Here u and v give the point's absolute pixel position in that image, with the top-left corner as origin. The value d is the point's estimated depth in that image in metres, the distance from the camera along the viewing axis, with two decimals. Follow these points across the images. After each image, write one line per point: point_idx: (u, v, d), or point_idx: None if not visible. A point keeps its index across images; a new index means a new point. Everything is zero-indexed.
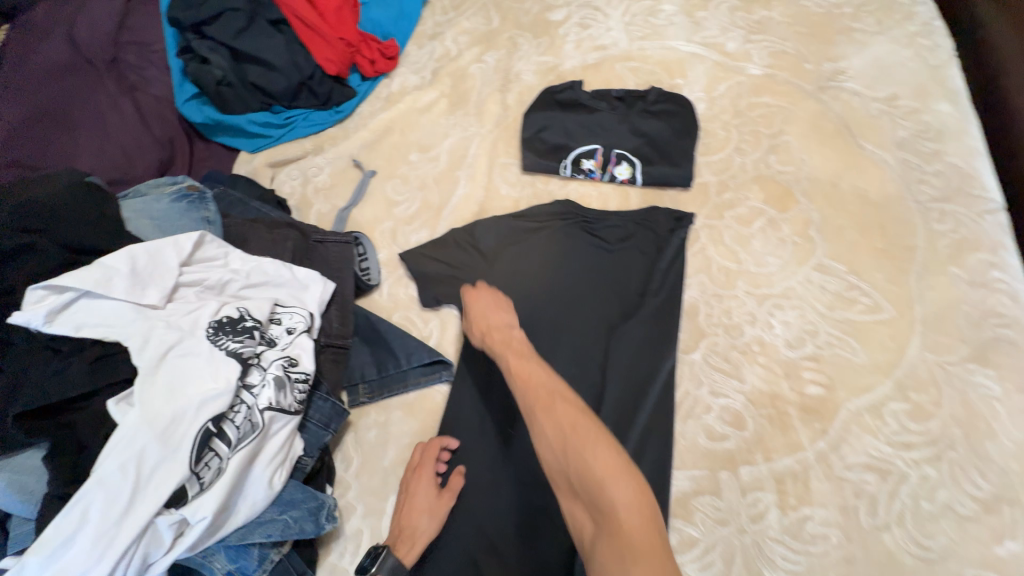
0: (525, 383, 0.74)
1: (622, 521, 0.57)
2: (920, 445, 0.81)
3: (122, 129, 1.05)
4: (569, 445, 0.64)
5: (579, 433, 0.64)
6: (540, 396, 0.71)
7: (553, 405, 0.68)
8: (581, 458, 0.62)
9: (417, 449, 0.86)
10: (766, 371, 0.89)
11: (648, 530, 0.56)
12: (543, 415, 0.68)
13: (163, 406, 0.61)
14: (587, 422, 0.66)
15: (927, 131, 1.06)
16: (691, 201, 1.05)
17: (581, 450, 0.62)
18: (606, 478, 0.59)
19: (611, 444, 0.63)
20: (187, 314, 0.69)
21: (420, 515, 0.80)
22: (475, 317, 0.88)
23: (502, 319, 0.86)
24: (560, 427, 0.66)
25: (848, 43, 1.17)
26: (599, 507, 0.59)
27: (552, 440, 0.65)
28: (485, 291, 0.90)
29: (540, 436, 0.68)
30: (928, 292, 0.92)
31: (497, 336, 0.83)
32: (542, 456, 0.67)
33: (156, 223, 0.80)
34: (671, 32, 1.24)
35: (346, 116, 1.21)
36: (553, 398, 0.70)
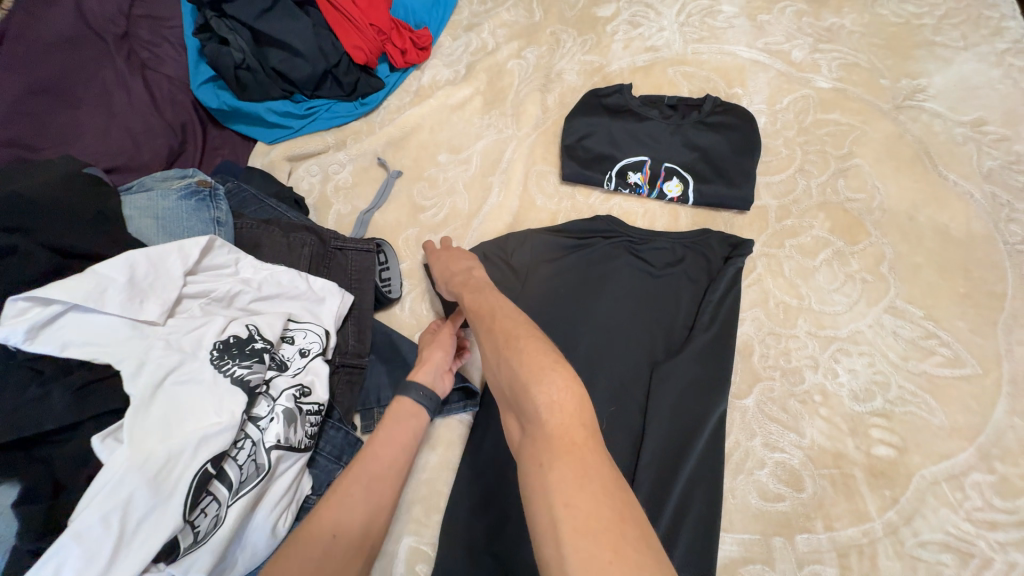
0: (471, 308, 0.68)
1: (544, 423, 0.49)
2: (1007, 526, 0.72)
3: (130, 111, 0.97)
4: (500, 356, 0.57)
5: (509, 340, 0.58)
6: (482, 315, 0.64)
7: (491, 321, 0.62)
8: (509, 367, 0.55)
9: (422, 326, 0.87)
10: (829, 426, 0.80)
11: (572, 429, 0.48)
12: (481, 337, 0.63)
13: (155, 445, 0.52)
14: (521, 331, 0.58)
15: (1019, 162, 0.95)
16: (748, 226, 0.95)
17: (508, 360, 0.56)
18: (529, 382, 0.52)
19: (540, 349, 0.55)
20: (190, 333, 0.60)
21: (426, 350, 0.78)
22: (439, 270, 0.83)
23: (461, 262, 0.81)
24: (493, 341, 0.60)
25: (929, 59, 1.06)
26: (526, 414, 0.52)
27: (488, 355, 0.60)
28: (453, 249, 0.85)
29: (481, 354, 0.62)
30: (1017, 348, 0.82)
31: (456, 276, 0.78)
32: (485, 375, 0.62)
33: (161, 223, 0.72)
34: (730, 35, 1.13)
35: (372, 108, 1.12)
36: (493, 315, 0.63)
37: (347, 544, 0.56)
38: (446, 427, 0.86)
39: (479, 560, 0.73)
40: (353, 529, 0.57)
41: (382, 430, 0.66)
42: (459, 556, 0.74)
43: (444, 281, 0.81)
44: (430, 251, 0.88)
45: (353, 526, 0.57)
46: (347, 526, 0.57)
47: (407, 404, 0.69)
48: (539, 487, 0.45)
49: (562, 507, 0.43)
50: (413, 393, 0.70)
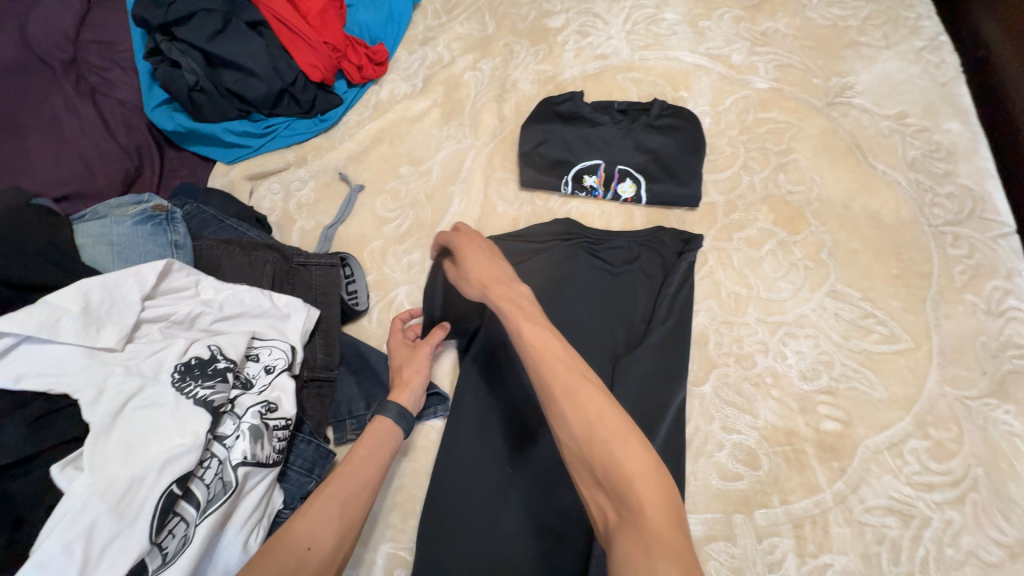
0: (537, 351, 0.58)
1: (647, 522, 0.46)
2: (942, 487, 0.78)
3: (82, 137, 0.96)
4: (592, 434, 0.51)
5: (605, 419, 0.52)
6: (558, 369, 0.56)
7: (573, 383, 0.55)
8: (607, 449, 0.50)
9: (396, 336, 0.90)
10: (780, 406, 0.85)
11: (676, 536, 0.46)
12: (558, 395, 0.54)
13: (118, 471, 0.52)
14: (613, 408, 0.53)
15: (938, 150, 1.03)
16: (699, 222, 1.00)
17: (608, 445, 0.50)
18: (634, 477, 0.48)
19: (638, 437, 0.51)
20: (150, 356, 0.61)
21: (402, 371, 0.81)
22: (471, 269, 0.74)
23: (505, 273, 0.72)
24: (582, 412, 0.52)
25: (856, 58, 1.14)
26: (624, 508, 0.48)
27: (571, 421, 0.53)
28: (479, 250, 0.76)
29: (555, 413, 0.54)
30: (944, 321, 0.89)
31: (500, 289, 0.69)
32: (558, 437, 0.54)
33: (115, 250, 0.72)
34: (674, 42, 1.19)
35: (331, 125, 1.14)
36: (572, 373, 0.56)
37: (322, 555, 0.56)
38: (419, 433, 0.87)
39: (456, 563, 0.75)
40: (327, 539, 0.57)
41: (359, 449, 0.67)
42: (436, 560, 0.76)
43: (478, 283, 0.72)
44: (455, 234, 0.80)
45: (329, 537, 0.58)
46: (322, 538, 0.57)
47: (384, 425, 0.72)
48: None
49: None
50: (390, 413, 0.73)
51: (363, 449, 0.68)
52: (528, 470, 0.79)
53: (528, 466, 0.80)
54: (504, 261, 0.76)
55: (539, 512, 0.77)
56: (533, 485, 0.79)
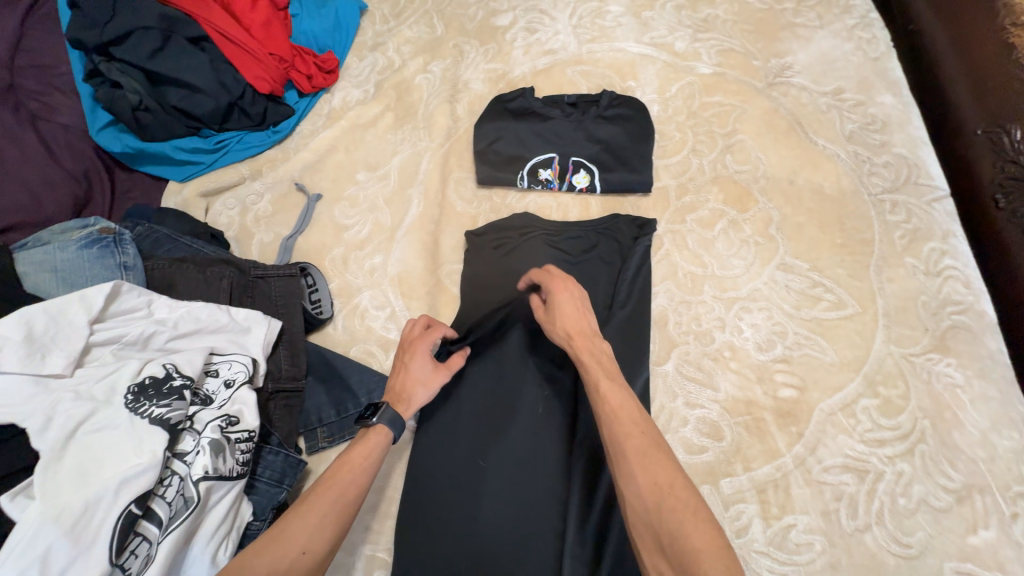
0: (614, 415, 0.64)
1: None
2: (893, 441, 0.82)
3: (24, 164, 0.94)
4: (661, 502, 0.56)
5: (675, 491, 0.56)
6: (635, 434, 0.62)
7: (648, 452, 0.60)
8: (675, 522, 0.54)
9: (414, 326, 0.80)
10: (739, 377, 0.88)
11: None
12: (632, 458, 0.60)
13: (71, 497, 0.52)
14: (683, 479, 0.57)
15: (874, 123, 1.08)
16: (653, 206, 1.03)
17: (676, 515, 0.54)
18: (701, 552, 0.51)
19: (704, 512, 0.55)
20: (101, 380, 0.60)
21: (416, 388, 0.74)
22: (560, 317, 0.75)
23: (592, 326, 0.75)
24: (655, 479, 0.57)
25: (793, 39, 1.18)
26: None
27: (642, 485, 0.58)
28: (572, 293, 0.77)
29: (627, 475, 0.59)
30: (888, 285, 0.93)
31: (583, 347, 0.72)
32: (625, 497, 0.59)
33: (60, 276, 0.71)
34: (619, 33, 1.21)
35: (285, 135, 1.13)
36: (646, 440, 0.61)
37: (313, 563, 0.57)
38: None
39: (436, 560, 0.76)
40: (319, 544, 0.58)
41: (360, 451, 0.67)
42: (415, 559, 0.77)
43: (564, 332, 0.74)
44: (547, 275, 0.79)
45: (322, 543, 0.59)
46: (317, 543, 0.58)
47: (380, 436, 0.69)
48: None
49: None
50: (384, 418, 0.70)
51: (359, 453, 0.67)
52: (499, 461, 0.81)
53: (499, 457, 0.81)
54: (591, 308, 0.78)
55: (513, 501, 0.78)
56: (506, 476, 0.80)
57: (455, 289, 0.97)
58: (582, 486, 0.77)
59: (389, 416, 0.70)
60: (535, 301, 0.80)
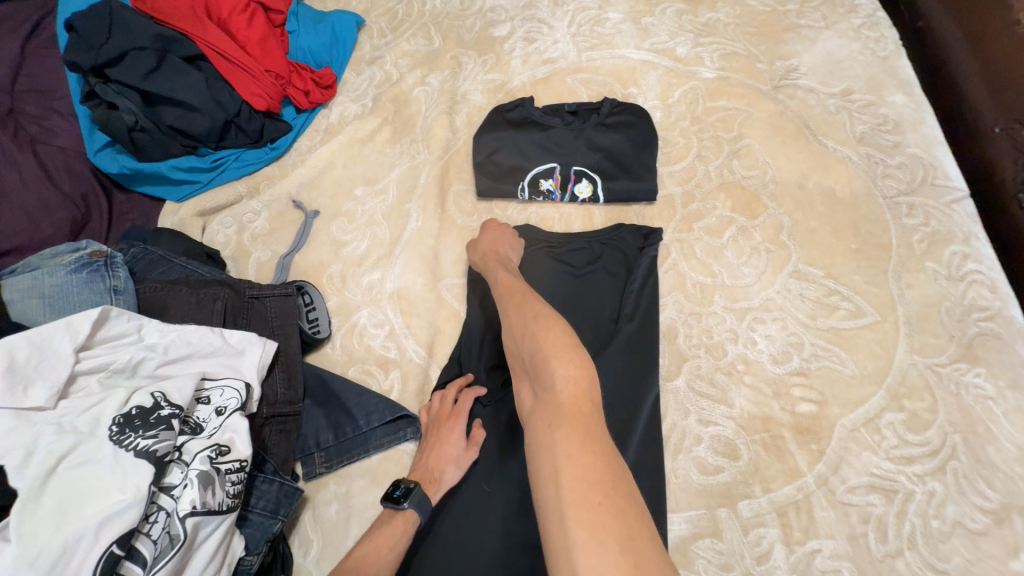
0: (504, 288, 0.75)
1: (559, 392, 0.58)
2: (922, 458, 0.77)
3: (23, 189, 0.93)
4: (526, 332, 0.65)
5: (539, 322, 0.65)
6: (516, 296, 0.72)
7: (523, 305, 0.69)
8: (534, 343, 0.63)
9: (447, 399, 0.81)
10: (754, 392, 0.84)
11: (580, 400, 0.58)
12: (511, 312, 0.70)
13: (49, 537, 0.50)
14: (548, 314, 0.66)
15: (885, 123, 1.04)
16: (658, 215, 1.00)
17: (534, 337, 0.64)
18: (550, 357, 0.60)
19: (561, 330, 0.63)
20: (87, 410, 0.58)
21: (447, 465, 0.75)
22: (482, 243, 0.89)
23: (507, 251, 0.87)
24: (523, 319, 0.67)
25: (797, 41, 1.15)
26: (542, 383, 0.61)
27: (514, 327, 0.68)
28: (502, 227, 0.91)
29: (506, 327, 0.70)
30: (908, 291, 0.89)
31: (491, 262, 0.84)
32: (506, 342, 0.69)
33: (47, 302, 0.68)
34: (619, 40, 1.19)
35: (283, 152, 1.12)
36: (524, 296, 0.71)
37: None
38: (390, 459, 0.82)
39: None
40: None
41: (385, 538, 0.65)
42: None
43: (479, 252, 0.88)
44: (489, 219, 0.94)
45: None
46: None
47: (407, 523, 0.68)
48: (546, 441, 0.55)
49: (567, 461, 0.52)
50: (412, 503, 0.69)
51: (386, 543, 0.65)
52: (502, 487, 0.76)
53: (502, 482, 0.76)
54: (518, 241, 0.90)
55: (519, 530, 0.73)
56: (511, 501, 0.75)
57: (455, 305, 0.94)
58: None
59: (419, 499, 0.69)
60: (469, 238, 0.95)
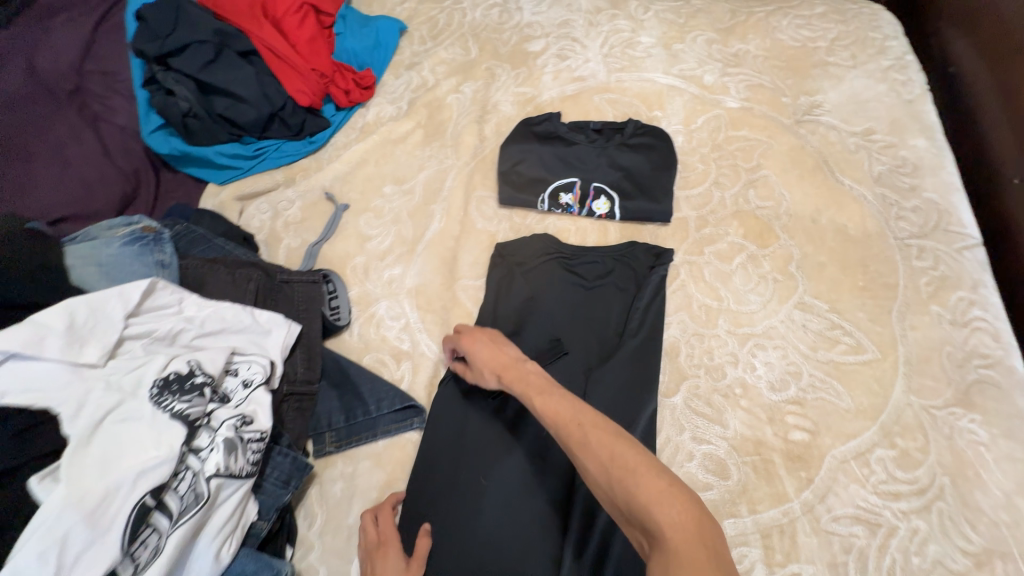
0: (554, 417, 0.65)
1: (674, 545, 0.49)
2: (909, 495, 0.79)
3: (85, 161, 1.00)
4: (610, 474, 0.57)
5: (618, 461, 0.57)
6: (572, 427, 0.62)
7: (587, 437, 0.60)
8: (624, 489, 0.55)
9: (371, 526, 0.76)
10: (749, 416, 0.87)
11: (700, 551, 0.48)
12: (576, 448, 0.61)
13: (93, 483, 0.55)
14: (624, 445, 0.58)
15: (904, 165, 1.06)
16: (671, 236, 1.03)
17: (622, 480, 0.55)
18: (650, 504, 0.52)
19: (649, 465, 0.55)
20: (130, 372, 0.63)
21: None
22: (483, 362, 0.78)
23: (512, 355, 0.77)
24: (597, 458, 0.58)
25: (824, 77, 1.18)
26: (648, 533, 0.52)
27: (591, 469, 0.59)
28: (481, 334, 0.82)
29: (580, 466, 0.60)
30: (910, 332, 0.91)
31: (511, 373, 0.74)
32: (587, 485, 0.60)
33: (103, 270, 0.75)
34: (649, 64, 1.23)
35: (320, 146, 1.19)
36: (582, 425, 0.62)
37: None
38: (395, 445, 0.87)
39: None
40: None
41: None
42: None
43: (491, 370, 0.77)
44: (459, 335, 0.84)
45: None
46: None
47: None
48: None
49: None
50: None
51: None
52: (500, 482, 0.79)
53: (502, 477, 0.80)
54: (503, 336, 0.83)
55: (512, 525, 0.77)
56: (507, 496, 0.78)
57: (469, 305, 0.99)
58: (581, 514, 0.77)
59: None
60: (462, 370, 0.83)
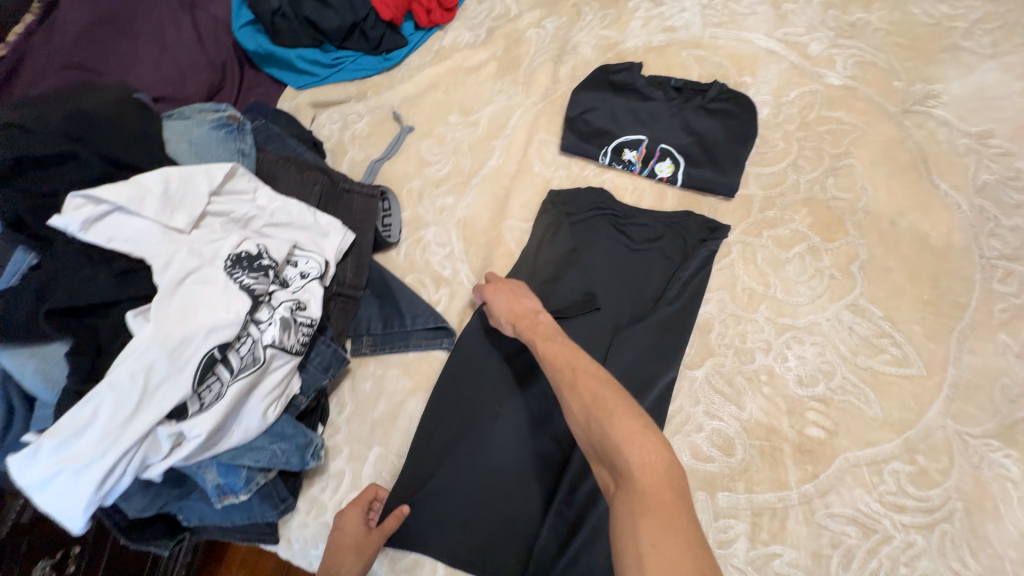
0: (550, 360, 0.70)
1: (637, 479, 0.53)
2: (914, 511, 0.78)
3: (180, 46, 1.08)
4: (589, 414, 0.61)
5: (599, 403, 0.60)
6: (564, 370, 0.67)
7: (576, 380, 0.65)
8: (600, 427, 0.59)
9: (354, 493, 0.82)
10: (768, 403, 0.87)
11: (662, 490, 0.52)
12: (565, 390, 0.65)
13: (175, 328, 0.64)
14: (608, 390, 0.62)
15: (1017, 178, 0.95)
16: (731, 212, 0.99)
17: (599, 419, 0.59)
18: (621, 443, 0.56)
19: (628, 409, 0.59)
20: (210, 243, 0.71)
21: (347, 552, 0.77)
22: (500, 309, 0.82)
23: (528, 305, 0.81)
24: (581, 399, 0.62)
25: (951, 65, 1.04)
26: (616, 469, 0.56)
27: (573, 409, 0.63)
28: (502, 284, 0.85)
29: (565, 407, 0.65)
30: (966, 355, 0.86)
31: (523, 322, 0.78)
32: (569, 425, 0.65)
33: (193, 147, 0.81)
34: (751, 23, 1.13)
35: (394, 64, 1.19)
36: (574, 370, 0.66)
37: None
38: (423, 359, 0.93)
39: (437, 488, 0.82)
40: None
41: None
42: (419, 484, 0.83)
43: (507, 316, 0.81)
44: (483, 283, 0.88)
45: None
46: None
47: None
48: (631, 539, 0.50)
49: (651, 551, 0.48)
50: None
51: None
52: (513, 411, 0.85)
53: (514, 407, 0.85)
54: (524, 287, 0.85)
55: (517, 451, 0.83)
56: (516, 425, 0.85)
57: (512, 246, 1.01)
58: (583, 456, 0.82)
59: None
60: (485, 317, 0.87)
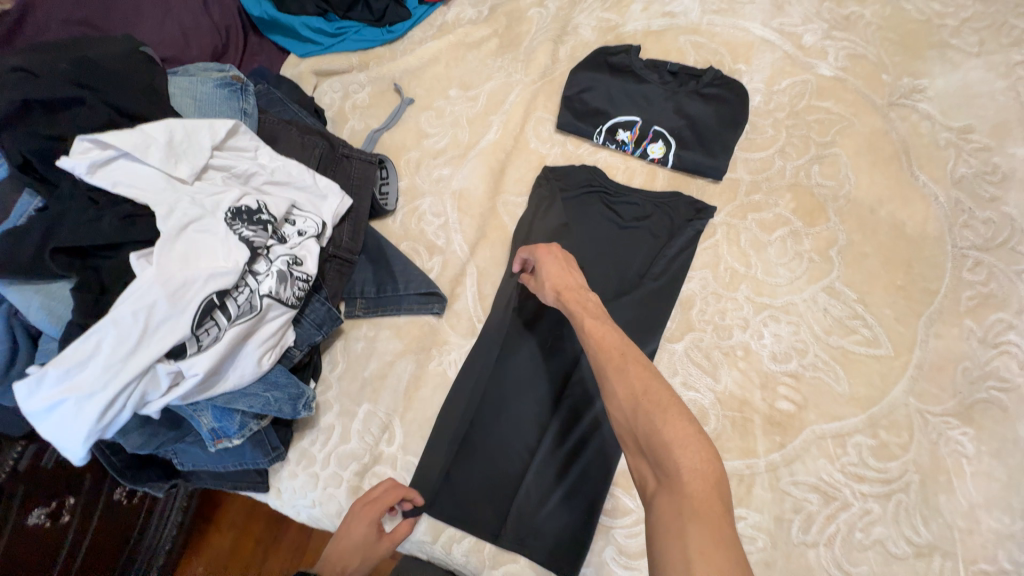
0: (597, 343, 0.70)
1: (685, 482, 0.54)
2: (873, 481, 0.83)
3: (184, 8, 1.08)
4: (638, 406, 0.62)
5: (651, 396, 0.62)
6: (613, 355, 0.68)
7: (626, 367, 0.65)
8: (649, 422, 0.60)
9: (380, 488, 0.82)
10: (742, 376, 0.91)
11: (710, 496, 0.53)
12: (611, 376, 0.66)
13: (176, 272, 0.67)
14: (661, 387, 0.63)
15: (993, 173, 0.98)
16: (718, 195, 1.03)
17: (650, 414, 0.60)
18: (673, 443, 0.57)
19: (681, 410, 0.60)
20: (211, 196, 0.74)
21: (352, 555, 0.76)
22: (549, 277, 0.83)
23: (577, 280, 0.82)
24: (631, 388, 0.63)
25: (937, 61, 1.07)
26: (661, 467, 0.57)
27: (621, 398, 0.64)
28: (555, 251, 0.86)
29: (608, 392, 0.65)
30: (932, 339, 0.90)
31: (570, 294, 0.79)
32: (611, 413, 0.65)
33: (197, 105, 0.84)
34: (748, 11, 1.15)
35: (397, 37, 1.21)
36: (625, 358, 0.67)
37: None
38: (414, 323, 0.96)
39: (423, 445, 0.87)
40: None
41: None
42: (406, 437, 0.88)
43: (551, 284, 0.81)
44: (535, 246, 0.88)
45: None
46: None
47: None
48: (678, 543, 0.50)
49: (701, 558, 0.48)
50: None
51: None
52: (496, 374, 0.90)
53: (499, 370, 0.90)
54: (574, 262, 0.87)
55: (501, 412, 0.88)
56: (501, 388, 0.89)
57: (505, 219, 1.04)
58: (562, 418, 0.86)
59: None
60: (527, 279, 0.88)
